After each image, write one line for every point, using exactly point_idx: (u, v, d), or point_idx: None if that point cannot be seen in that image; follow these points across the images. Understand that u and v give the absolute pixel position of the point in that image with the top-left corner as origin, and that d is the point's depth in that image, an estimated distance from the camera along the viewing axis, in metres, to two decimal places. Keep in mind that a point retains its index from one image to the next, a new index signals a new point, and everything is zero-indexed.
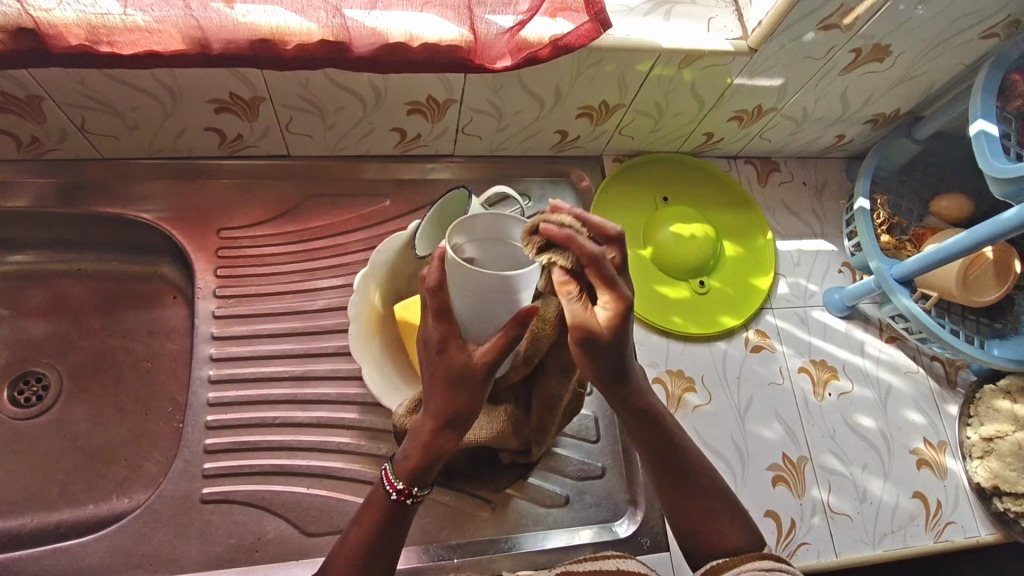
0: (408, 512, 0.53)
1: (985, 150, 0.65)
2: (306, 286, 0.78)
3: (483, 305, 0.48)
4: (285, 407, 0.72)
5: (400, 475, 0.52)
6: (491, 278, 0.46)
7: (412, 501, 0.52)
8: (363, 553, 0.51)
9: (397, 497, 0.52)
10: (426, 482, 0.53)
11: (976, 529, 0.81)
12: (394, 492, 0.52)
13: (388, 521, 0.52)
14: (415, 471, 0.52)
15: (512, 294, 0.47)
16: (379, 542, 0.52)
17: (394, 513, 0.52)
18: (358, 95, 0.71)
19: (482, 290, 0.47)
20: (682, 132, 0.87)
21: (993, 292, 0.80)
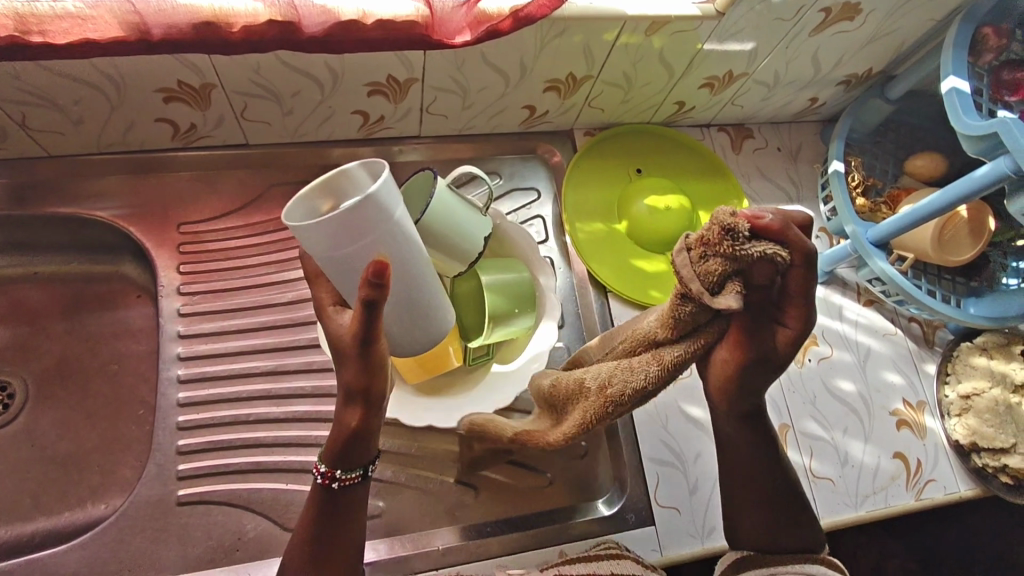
0: (341, 497, 0.52)
1: (957, 108, 0.64)
2: (274, 278, 0.76)
3: (346, 274, 0.47)
4: (258, 403, 0.70)
5: (325, 457, 0.51)
6: (325, 245, 0.45)
7: (337, 484, 0.51)
8: (306, 539, 0.51)
9: (323, 481, 0.51)
10: (349, 464, 0.50)
11: (955, 485, 0.82)
12: (321, 476, 0.51)
13: (319, 507, 0.51)
14: (338, 452, 0.50)
15: (358, 251, 0.47)
16: (313, 528, 0.51)
17: (326, 497, 0.51)
18: (314, 78, 0.68)
19: (328, 257, 0.46)
20: (653, 102, 0.85)
21: (968, 250, 0.80)
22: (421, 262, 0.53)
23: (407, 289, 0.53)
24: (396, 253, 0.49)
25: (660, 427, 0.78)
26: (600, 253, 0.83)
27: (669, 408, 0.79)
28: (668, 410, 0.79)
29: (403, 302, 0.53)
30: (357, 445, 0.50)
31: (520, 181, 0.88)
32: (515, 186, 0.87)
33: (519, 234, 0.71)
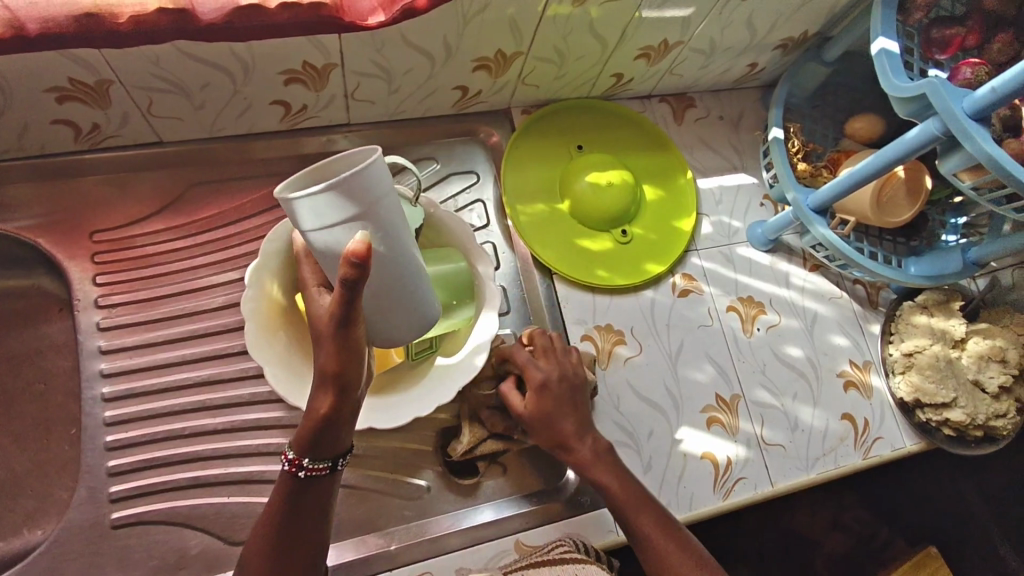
0: (313, 487, 0.51)
1: (887, 70, 0.63)
2: (200, 284, 0.72)
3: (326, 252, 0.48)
4: (192, 416, 0.67)
5: (295, 446, 0.50)
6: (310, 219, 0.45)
7: (304, 473, 0.50)
8: (274, 529, 0.50)
9: (289, 468, 0.50)
10: (321, 453, 0.50)
11: (901, 441, 0.84)
12: (287, 464, 0.50)
13: (290, 497, 0.51)
14: (309, 444, 0.49)
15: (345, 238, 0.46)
16: (281, 520, 0.51)
17: (296, 488, 0.51)
18: (222, 68, 0.64)
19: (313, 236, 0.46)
20: (589, 75, 0.83)
21: (906, 211, 0.80)
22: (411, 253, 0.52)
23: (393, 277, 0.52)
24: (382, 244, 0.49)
25: (613, 408, 0.77)
26: (544, 235, 0.81)
27: (619, 388, 0.78)
28: (620, 389, 0.78)
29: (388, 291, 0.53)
30: (325, 437, 0.49)
31: (458, 165, 0.85)
32: (453, 170, 0.84)
33: (456, 221, 0.68)
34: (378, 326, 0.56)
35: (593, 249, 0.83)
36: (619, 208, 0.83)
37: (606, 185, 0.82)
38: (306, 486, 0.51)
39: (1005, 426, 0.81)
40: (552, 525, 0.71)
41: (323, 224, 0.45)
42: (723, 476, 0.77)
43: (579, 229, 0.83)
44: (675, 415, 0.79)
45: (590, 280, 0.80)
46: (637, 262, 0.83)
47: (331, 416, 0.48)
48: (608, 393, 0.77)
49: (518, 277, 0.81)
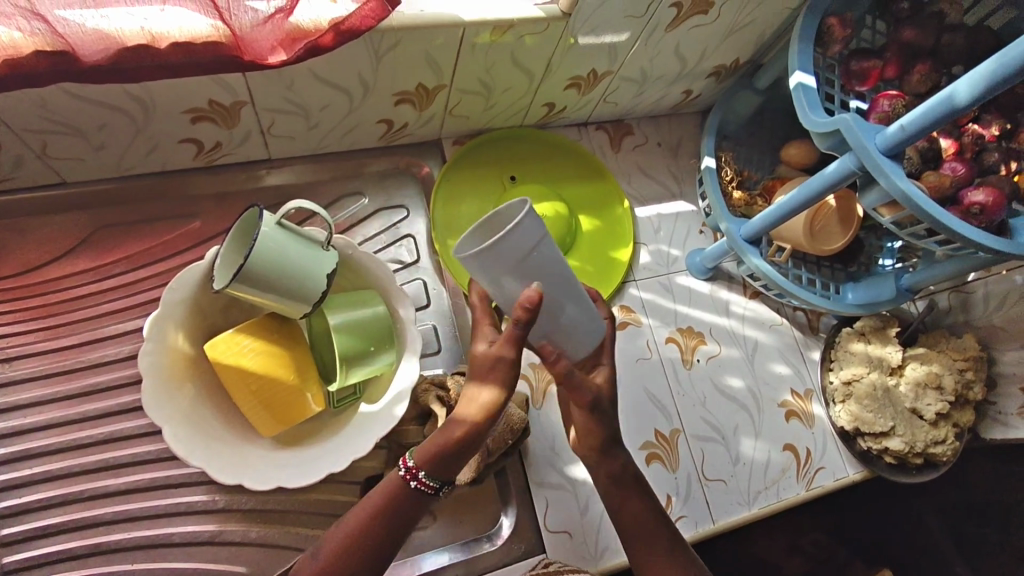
0: (415, 503, 0.52)
1: (804, 104, 0.62)
2: (105, 333, 0.69)
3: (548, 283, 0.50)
4: (93, 477, 0.64)
5: (417, 456, 0.52)
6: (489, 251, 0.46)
7: (416, 485, 0.51)
8: (360, 545, 0.50)
9: (406, 478, 0.52)
10: (442, 476, 0.52)
11: (844, 470, 0.83)
12: (403, 471, 0.52)
13: (384, 514, 0.51)
14: (434, 459, 0.51)
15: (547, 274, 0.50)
16: (356, 539, 0.50)
17: (405, 498, 0.51)
18: (120, 109, 0.61)
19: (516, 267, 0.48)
20: (520, 106, 0.81)
21: (840, 239, 0.80)
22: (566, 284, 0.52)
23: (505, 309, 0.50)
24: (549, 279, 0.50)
25: (548, 449, 0.75)
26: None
27: (555, 427, 0.76)
28: (555, 429, 0.76)
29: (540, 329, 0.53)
30: (459, 458, 0.52)
31: (388, 199, 0.83)
32: (381, 205, 0.82)
33: (376, 263, 0.66)
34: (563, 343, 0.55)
35: None
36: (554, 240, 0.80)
37: (539, 218, 0.80)
38: (414, 499, 0.52)
39: (944, 453, 0.80)
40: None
41: (492, 278, 0.49)
42: None
43: None
44: None
45: None
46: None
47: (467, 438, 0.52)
48: (542, 434, 0.75)
49: (448, 317, 0.79)
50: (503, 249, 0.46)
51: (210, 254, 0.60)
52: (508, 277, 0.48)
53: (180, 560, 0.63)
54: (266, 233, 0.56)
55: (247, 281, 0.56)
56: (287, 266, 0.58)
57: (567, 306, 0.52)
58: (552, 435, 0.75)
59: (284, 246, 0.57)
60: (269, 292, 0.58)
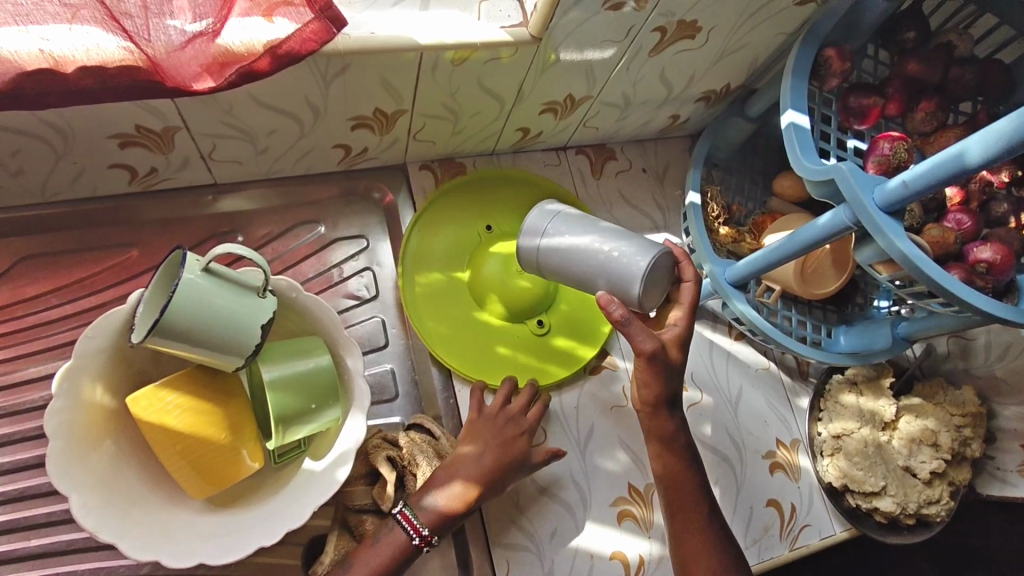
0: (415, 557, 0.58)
1: (796, 147, 0.56)
2: (24, 377, 0.63)
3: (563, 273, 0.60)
4: (5, 540, 0.59)
5: (428, 524, 0.57)
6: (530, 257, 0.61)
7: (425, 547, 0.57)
8: None
9: (417, 542, 0.57)
10: (442, 532, 0.58)
11: (830, 528, 0.78)
12: (417, 539, 0.57)
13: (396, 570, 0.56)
14: (444, 519, 0.58)
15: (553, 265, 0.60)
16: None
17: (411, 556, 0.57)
18: (33, 135, 0.54)
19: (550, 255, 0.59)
20: (491, 130, 0.75)
21: (833, 282, 0.74)
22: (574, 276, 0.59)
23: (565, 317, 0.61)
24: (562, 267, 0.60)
25: (511, 506, 0.69)
26: (455, 327, 0.73)
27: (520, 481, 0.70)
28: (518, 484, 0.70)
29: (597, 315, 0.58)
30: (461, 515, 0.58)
31: (347, 228, 0.76)
32: (338, 235, 0.76)
33: (320, 308, 0.60)
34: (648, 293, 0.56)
35: (495, 323, 0.74)
36: (534, 298, 0.73)
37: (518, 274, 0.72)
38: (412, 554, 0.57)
39: (938, 513, 0.75)
40: None
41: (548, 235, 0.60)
42: None
43: (479, 300, 0.75)
44: (582, 512, 0.71)
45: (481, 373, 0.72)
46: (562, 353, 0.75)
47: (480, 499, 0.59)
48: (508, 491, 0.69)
49: (409, 355, 0.73)
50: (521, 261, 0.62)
51: (132, 300, 0.54)
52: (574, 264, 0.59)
53: None
54: (188, 280, 0.50)
55: (166, 334, 0.50)
56: (213, 317, 0.52)
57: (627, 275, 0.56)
58: (516, 491, 0.70)
59: (209, 293, 0.51)
60: (194, 344, 0.52)
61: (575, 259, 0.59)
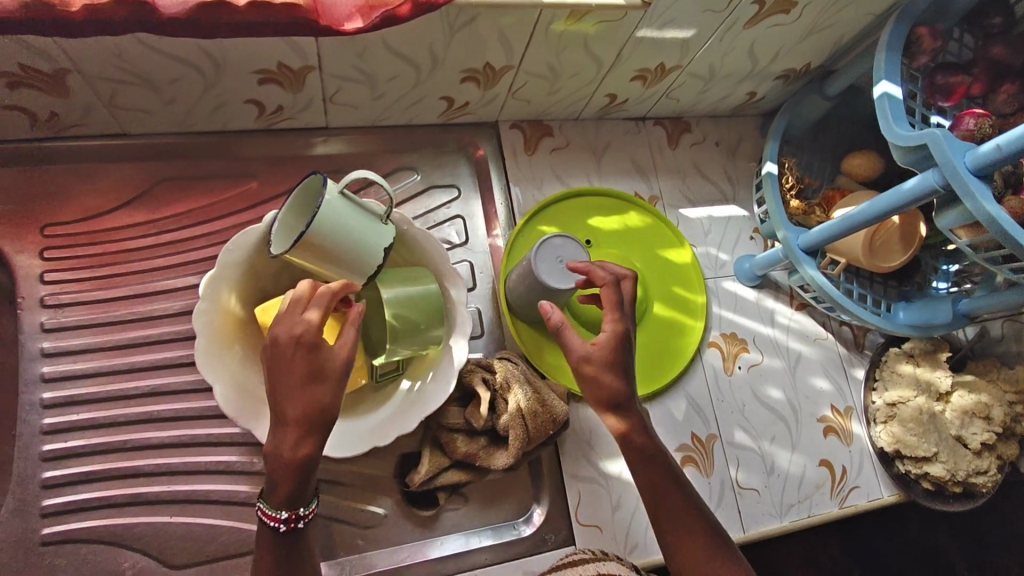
0: (302, 538, 0.51)
1: (888, 116, 0.60)
2: (153, 286, 0.68)
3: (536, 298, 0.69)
4: (137, 427, 0.63)
5: (275, 503, 0.49)
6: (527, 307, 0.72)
7: (303, 522, 0.50)
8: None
9: (286, 527, 0.49)
10: (308, 498, 0.50)
11: (879, 491, 0.82)
12: (281, 523, 0.49)
13: (283, 556, 0.49)
14: (287, 492, 0.49)
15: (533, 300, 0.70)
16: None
17: (290, 543, 0.50)
18: (191, 64, 0.60)
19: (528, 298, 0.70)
20: (584, 93, 0.79)
21: (898, 256, 0.77)
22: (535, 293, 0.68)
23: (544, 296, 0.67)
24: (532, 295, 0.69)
25: (583, 443, 0.74)
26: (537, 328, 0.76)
27: (592, 421, 0.75)
28: (591, 423, 0.75)
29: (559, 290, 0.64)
30: (304, 477, 0.49)
31: (441, 177, 0.81)
32: (432, 183, 0.81)
33: (428, 241, 0.65)
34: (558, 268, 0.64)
35: None
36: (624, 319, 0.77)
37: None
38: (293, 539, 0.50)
39: (985, 484, 0.78)
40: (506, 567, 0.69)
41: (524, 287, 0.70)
42: None
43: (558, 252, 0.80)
44: None
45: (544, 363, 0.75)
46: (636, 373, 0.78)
47: (310, 460, 0.49)
48: (581, 427, 0.75)
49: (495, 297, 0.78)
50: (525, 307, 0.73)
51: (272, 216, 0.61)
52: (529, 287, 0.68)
53: (217, 518, 0.62)
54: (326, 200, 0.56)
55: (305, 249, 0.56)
56: (343, 234, 0.57)
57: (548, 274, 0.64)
58: (587, 429, 0.75)
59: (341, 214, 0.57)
60: (326, 259, 0.58)
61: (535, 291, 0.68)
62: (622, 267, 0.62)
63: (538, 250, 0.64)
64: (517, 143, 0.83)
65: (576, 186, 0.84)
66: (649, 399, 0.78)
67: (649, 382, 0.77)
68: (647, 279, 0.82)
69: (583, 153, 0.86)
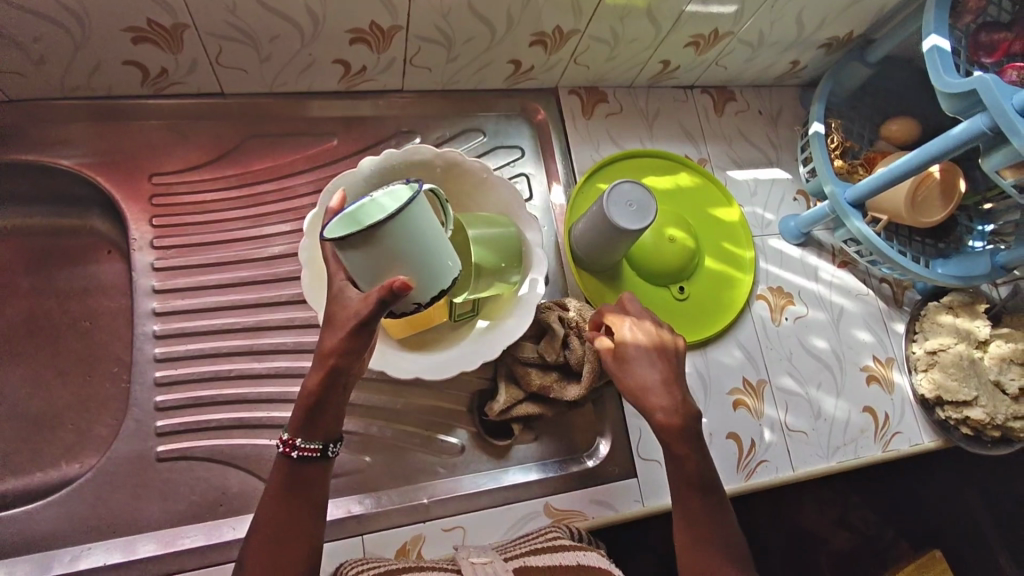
0: (314, 468, 0.51)
1: (938, 67, 0.67)
2: (253, 234, 0.75)
3: (601, 240, 0.75)
4: (240, 359, 0.70)
5: (289, 427, 0.51)
6: (586, 252, 0.78)
7: (297, 454, 0.50)
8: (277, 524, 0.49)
9: (283, 450, 0.51)
10: (314, 436, 0.51)
11: (919, 436, 0.86)
12: (283, 446, 0.51)
13: (291, 488, 0.51)
14: (302, 420, 0.51)
15: (595, 243, 0.76)
16: (294, 510, 0.50)
17: (299, 471, 0.51)
18: (294, 21, 0.65)
19: (591, 240, 0.76)
20: (639, 60, 0.84)
21: (939, 212, 0.81)
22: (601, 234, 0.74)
23: (611, 237, 0.73)
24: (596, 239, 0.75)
25: None
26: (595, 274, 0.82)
27: None
28: None
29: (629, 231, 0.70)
30: (324, 410, 0.51)
31: (504, 138, 0.86)
32: (496, 144, 0.86)
33: (506, 189, 0.71)
34: (628, 210, 0.70)
35: None
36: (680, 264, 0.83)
37: (670, 238, 0.83)
38: (297, 473, 0.51)
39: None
40: (574, 493, 0.72)
41: (585, 228, 0.76)
42: (748, 457, 0.79)
43: None
44: (703, 396, 0.80)
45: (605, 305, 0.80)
46: (690, 319, 0.83)
47: (326, 397, 0.51)
48: None
49: (558, 249, 0.83)
50: (584, 248, 0.78)
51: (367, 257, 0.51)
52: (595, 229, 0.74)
53: None
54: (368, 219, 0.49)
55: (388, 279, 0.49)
56: (420, 244, 0.50)
57: (616, 215, 0.70)
58: None
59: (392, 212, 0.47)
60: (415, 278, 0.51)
61: (600, 234, 0.74)
62: (644, 193, 0.71)
63: (609, 194, 0.70)
64: (575, 107, 0.88)
65: (630, 148, 0.89)
66: (703, 346, 0.83)
67: (701, 328, 0.82)
68: (699, 235, 0.87)
69: (636, 118, 0.91)
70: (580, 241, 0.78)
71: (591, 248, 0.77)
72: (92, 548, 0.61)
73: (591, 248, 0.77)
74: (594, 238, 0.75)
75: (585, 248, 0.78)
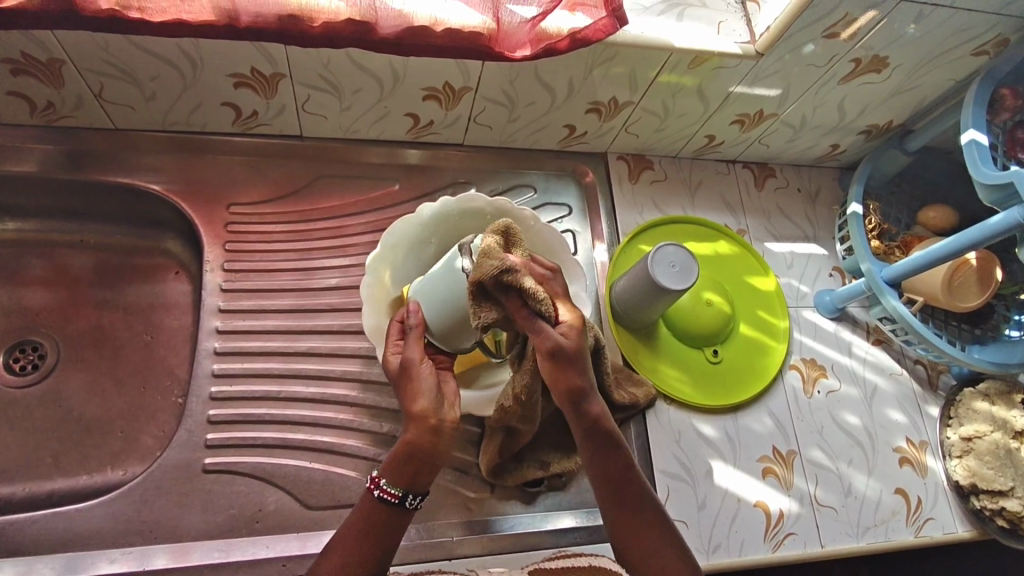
0: (392, 517, 0.53)
1: (976, 158, 0.72)
2: (313, 265, 0.81)
3: (639, 297, 0.78)
4: (288, 381, 0.74)
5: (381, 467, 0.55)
6: (622, 306, 0.82)
7: (378, 493, 0.53)
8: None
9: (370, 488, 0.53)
10: (399, 480, 0.53)
11: (954, 526, 0.84)
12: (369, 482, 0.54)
13: (364, 531, 0.52)
14: (392, 464, 0.53)
15: (632, 299, 0.79)
16: (354, 559, 0.51)
17: (376, 513, 0.53)
18: (376, 77, 0.72)
19: (631, 297, 0.80)
20: (686, 132, 0.90)
21: (976, 297, 0.82)
22: (641, 294, 0.77)
23: (652, 296, 0.77)
24: (634, 295, 0.79)
25: (674, 442, 0.80)
26: (630, 329, 0.85)
27: (682, 424, 0.81)
28: (683, 424, 0.81)
29: (669, 290, 0.74)
30: (409, 456, 0.53)
31: (553, 195, 0.92)
32: (546, 200, 0.91)
33: (555, 239, 0.75)
34: (671, 270, 0.74)
35: None
36: (716, 329, 0.85)
37: (707, 302, 0.86)
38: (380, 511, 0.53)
39: None
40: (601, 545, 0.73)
41: (627, 281, 0.80)
42: (775, 528, 0.78)
43: None
44: (730, 460, 0.81)
45: (637, 360, 0.83)
46: (724, 382, 0.84)
47: (412, 431, 0.54)
48: (674, 427, 0.81)
49: (598, 303, 0.86)
50: (621, 302, 0.82)
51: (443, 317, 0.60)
52: (635, 285, 0.78)
53: (347, 469, 0.71)
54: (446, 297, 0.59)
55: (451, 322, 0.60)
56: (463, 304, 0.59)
57: (657, 273, 0.73)
58: (676, 428, 0.81)
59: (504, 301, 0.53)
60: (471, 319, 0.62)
61: (639, 291, 0.78)
62: (688, 257, 0.75)
63: (653, 254, 0.74)
64: (622, 172, 0.93)
65: (672, 214, 0.93)
66: (734, 410, 0.84)
67: (734, 392, 0.84)
68: (735, 302, 0.89)
69: (679, 186, 0.95)
70: (619, 293, 0.82)
71: (630, 305, 0.81)
72: (129, 551, 0.63)
73: (628, 305, 0.81)
74: (633, 296, 0.79)
75: (623, 303, 0.82)
